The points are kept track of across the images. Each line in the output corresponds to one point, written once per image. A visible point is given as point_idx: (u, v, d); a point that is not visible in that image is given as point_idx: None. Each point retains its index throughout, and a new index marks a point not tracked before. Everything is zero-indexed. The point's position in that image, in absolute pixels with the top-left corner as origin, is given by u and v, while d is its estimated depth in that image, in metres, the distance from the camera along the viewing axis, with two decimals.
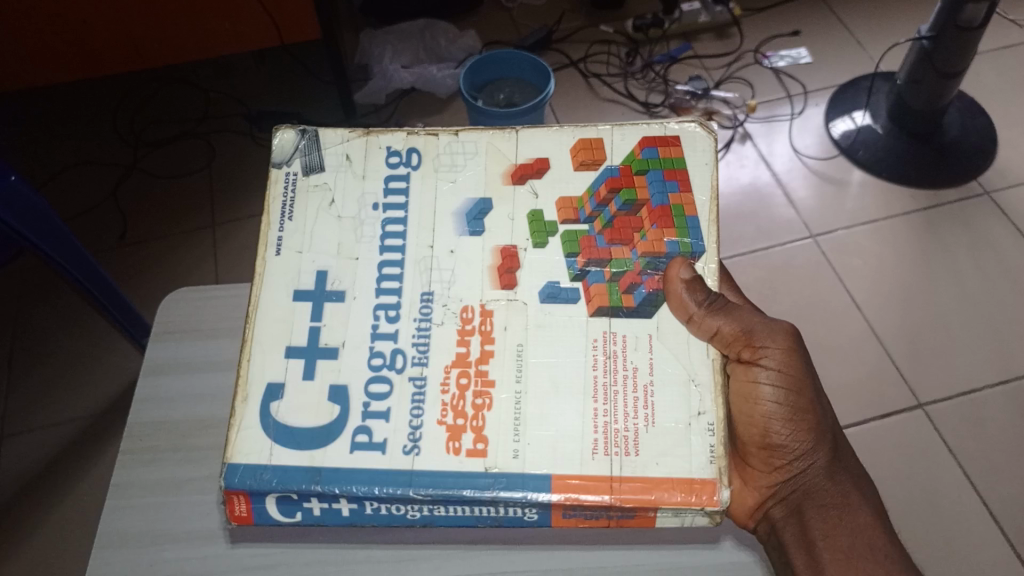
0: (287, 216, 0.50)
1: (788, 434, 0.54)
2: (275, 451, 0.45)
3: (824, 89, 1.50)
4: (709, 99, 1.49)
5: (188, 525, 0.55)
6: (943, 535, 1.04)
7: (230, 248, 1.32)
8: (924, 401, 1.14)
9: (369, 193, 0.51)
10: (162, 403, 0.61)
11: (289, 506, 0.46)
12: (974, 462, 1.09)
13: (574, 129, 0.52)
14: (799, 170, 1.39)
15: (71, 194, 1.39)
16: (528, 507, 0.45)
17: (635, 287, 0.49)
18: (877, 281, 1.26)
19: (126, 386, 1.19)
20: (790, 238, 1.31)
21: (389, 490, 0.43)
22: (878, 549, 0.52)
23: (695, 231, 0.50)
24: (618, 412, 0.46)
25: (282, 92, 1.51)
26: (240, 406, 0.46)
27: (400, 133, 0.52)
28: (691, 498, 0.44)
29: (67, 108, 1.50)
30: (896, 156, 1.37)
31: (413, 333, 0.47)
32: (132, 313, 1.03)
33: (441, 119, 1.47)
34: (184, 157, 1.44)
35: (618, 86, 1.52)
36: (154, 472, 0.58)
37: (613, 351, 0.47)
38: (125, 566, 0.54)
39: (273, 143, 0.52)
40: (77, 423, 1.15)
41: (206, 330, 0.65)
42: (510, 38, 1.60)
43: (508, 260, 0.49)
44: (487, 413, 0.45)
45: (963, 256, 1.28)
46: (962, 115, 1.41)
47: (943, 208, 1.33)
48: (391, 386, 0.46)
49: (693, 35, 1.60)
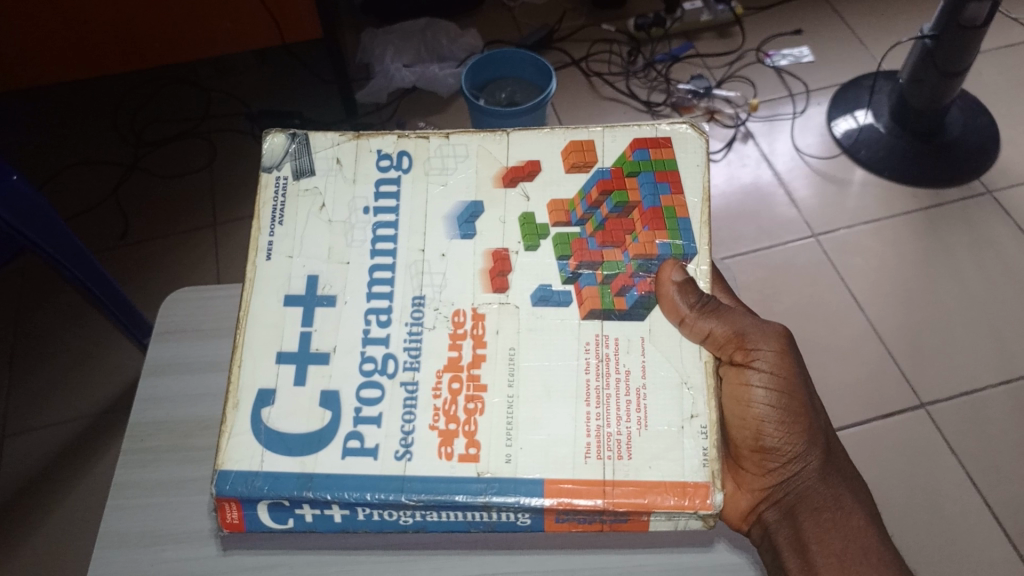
0: (278, 220, 0.50)
1: (781, 437, 0.54)
2: (266, 457, 0.45)
3: (826, 88, 1.49)
4: (710, 98, 1.49)
5: (187, 526, 0.56)
6: (944, 535, 1.03)
7: (230, 248, 1.33)
8: (925, 400, 1.14)
9: (360, 197, 0.51)
10: (161, 404, 0.61)
11: (281, 513, 0.46)
12: (976, 462, 1.09)
13: (565, 131, 0.52)
14: (801, 169, 1.39)
15: (73, 193, 1.40)
16: (521, 512, 0.45)
17: (627, 289, 0.49)
18: (878, 280, 1.26)
19: (126, 386, 1.19)
20: (791, 238, 1.30)
21: (381, 495, 0.43)
22: (871, 551, 0.52)
23: (687, 233, 0.50)
24: (610, 416, 0.46)
25: (283, 92, 1.51)
26: (231, 412, 0.46)
27: (391, 137, 0.52)
28: (684, 501, 0.44)
29: (68, 108, 1.50)
30: (898, 155, 1.37)
31: (405, 337, 0.47)
32: (133, 313, 1.03)
33: (441, 119, 1.47)
34: (184, 156, 1.44)
35: (619, 85, 1.52)
36: (153, 473, 0.58)
37: (605, 354, 0.47)
38: (124, 567, 0.54)
39: (264, 147, 0.52)
40: (79, 422, 1.16)
41: (205, 331, 0.65)
42: (511, 37, 1.60)
43: (500, 264, 0.49)
44: (479, 417, 0.45)
45: (965, 255, 1.27)
46: (963, 114, 1.40)
47: (945, 207, 1.32)
48: (383, 391, 0.46)
49: (694, 34, 1.60)
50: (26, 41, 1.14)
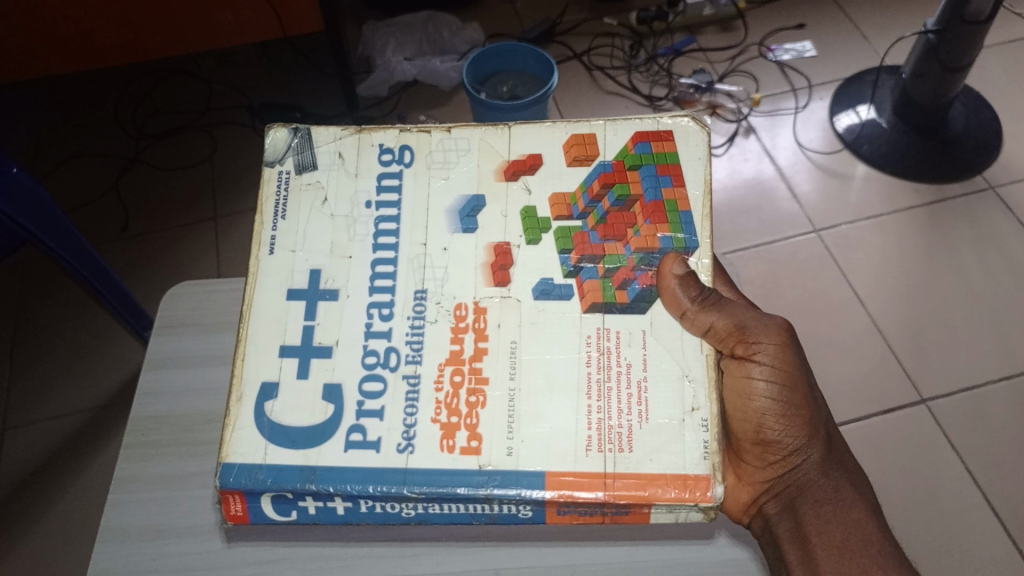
0: (281, 214, 0.50)
1: (782, 429, 0.54)
2: (270, 451, 0.45)
3: (829, 83, 1.49)
4: (713, 92, 1.49)
5: (190, 519, 0.56)
6: (946, 531, 1.04)
7: (231, 241, 1.33)
8: (926, 396, 1.14)
9: (362, 192, 0.51)
10: (164, 397, 0.62)
11: (285, 506, 0.46)
12: (976, 458, 1.09)
13: (566, 125, 0.52)
14: (803, 163, 1.39)
15: (74, 186, 1.40)
16: (523, 505, 0.45)
17: (629, 283, 0.49)
18: (880, 276, 1.25)
19: (128, 378, 1.20)
20: (793, 233, 1.30)
21: (384, 488, 0.44)
22: (873, 545, 0.52)
23: (688, 226, 0.50)
24: (612, 409, 0.46)
25: (284, 85, 1.51)
26: (235, 406, 0.46)
27: (393, 131, 0.52)
28: (685, 494, 0.44)
29: (69, 100, 1.50)
30: (900, 150, 1.36)
31: (407, 330, 0.47)
32: (134, 306, 1.03)
33: (443, 112, 1.47)
34: (185, 149, 1.44)
35: (621, 79, 1.51)
36: (156, 466, 0.58)
37: (607, 347, 0.47)
38: (128, 560, 0.55)
39: (266, 142, 0.52)
40: (81, 415, 1.16)
41: (208, 324, 0.65)
42: (513, 30, 1.59)
43: (502, 257, 0.49)
44: (481, 411, 0.46)
45: (967, 251, 1.27)
46: (967, 109, 1.40)
47: (947, 203, 1.32)
48: (385, 384, 0.46)
49: (697, 28, 1.59)
50: (29, 34, 1.14)
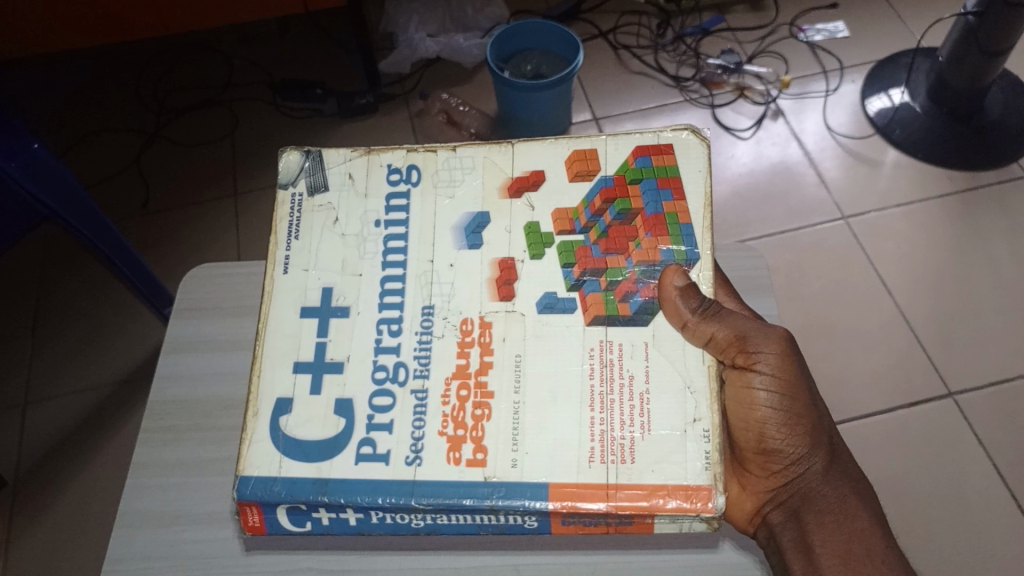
0: (294, 235, 0.52)
1: (784, 439, 0.55)
2: (284, 463, 0.47)
3: (862, 65, 1.45)
4: (741, 74, 1.46)
5: (211, 506, 0.59)
6: (966, 528, 1.03)
7: (250, 220, 1.35)
8: (954, 390, 1.13)
9: (372, 211, 0.52)
10: (184, 381, 0.64)
11: (299, 516, 0.48)
12: (1003, 452, 1.08)
13: (568, 140, 0.53)
14: (831, 147, 1.36)
15: (97, 160, 1.43)
16: (528, 516, 0.46)
17: (631, 295, 0.50)
18: (907, 264, 1.24)
19: (149, 353, 1.24)
20: (820, 220, 1.29)
21: (393, 499, 0.45)
22: (877, 554, 0.53)
23: (690, 238, 0.50)
24: (614, 422, 0.47)
25: (306, 63, 1.52)
26: (251, 420, 0.48)
27: (401, 151, 0.53)
28: (686, 505, 0.45)
29: (91, 76, 1.53)
30: (934, 136, 1.33)
31: (415, 345, 0.49)
32: (153, 282, 1.07)
33: (464, 91, 1.47)
34: (205, 125, 1.46)
35: (647, 59, 1.49)
36: (177, 452, 0.61)
37: (609, 360, 0.48)
38: (148, 544, 0.58)
39: (279, 164, 0.53)
40: (103, 390, 1.21)
41: (227, 309, 0.67)
42: (538, 9, 1.57)
43: (506, 272, 0.50)
44: (486, 423, 0.47)
45: (1000, 242, 1.25)
46: (1005, 94, 1.35)
47: (980, 191, 1.29)
48: (394, 398, 0.48)
49: (726, 7, 1.55)
50: (66, 32, 1.13)
